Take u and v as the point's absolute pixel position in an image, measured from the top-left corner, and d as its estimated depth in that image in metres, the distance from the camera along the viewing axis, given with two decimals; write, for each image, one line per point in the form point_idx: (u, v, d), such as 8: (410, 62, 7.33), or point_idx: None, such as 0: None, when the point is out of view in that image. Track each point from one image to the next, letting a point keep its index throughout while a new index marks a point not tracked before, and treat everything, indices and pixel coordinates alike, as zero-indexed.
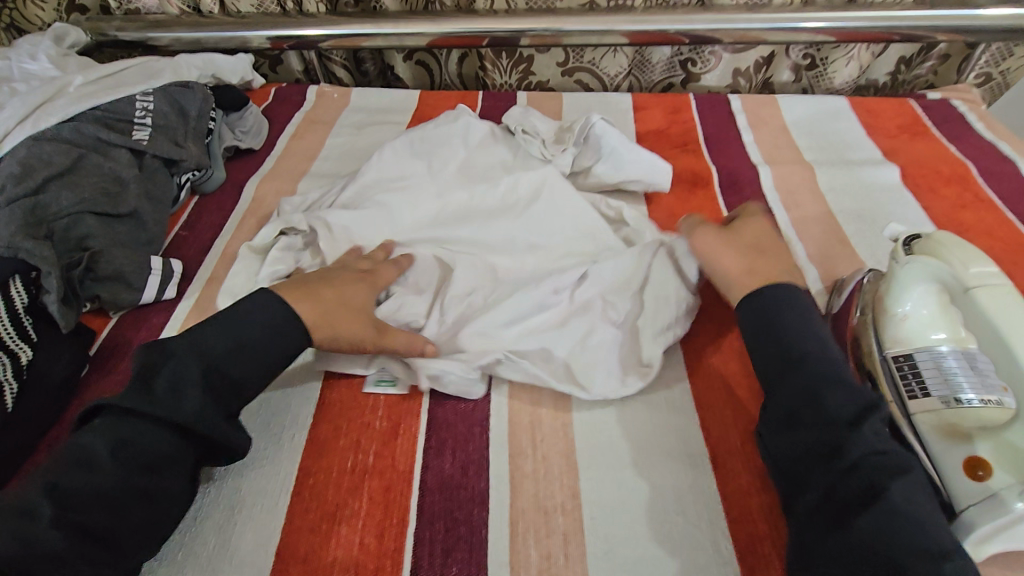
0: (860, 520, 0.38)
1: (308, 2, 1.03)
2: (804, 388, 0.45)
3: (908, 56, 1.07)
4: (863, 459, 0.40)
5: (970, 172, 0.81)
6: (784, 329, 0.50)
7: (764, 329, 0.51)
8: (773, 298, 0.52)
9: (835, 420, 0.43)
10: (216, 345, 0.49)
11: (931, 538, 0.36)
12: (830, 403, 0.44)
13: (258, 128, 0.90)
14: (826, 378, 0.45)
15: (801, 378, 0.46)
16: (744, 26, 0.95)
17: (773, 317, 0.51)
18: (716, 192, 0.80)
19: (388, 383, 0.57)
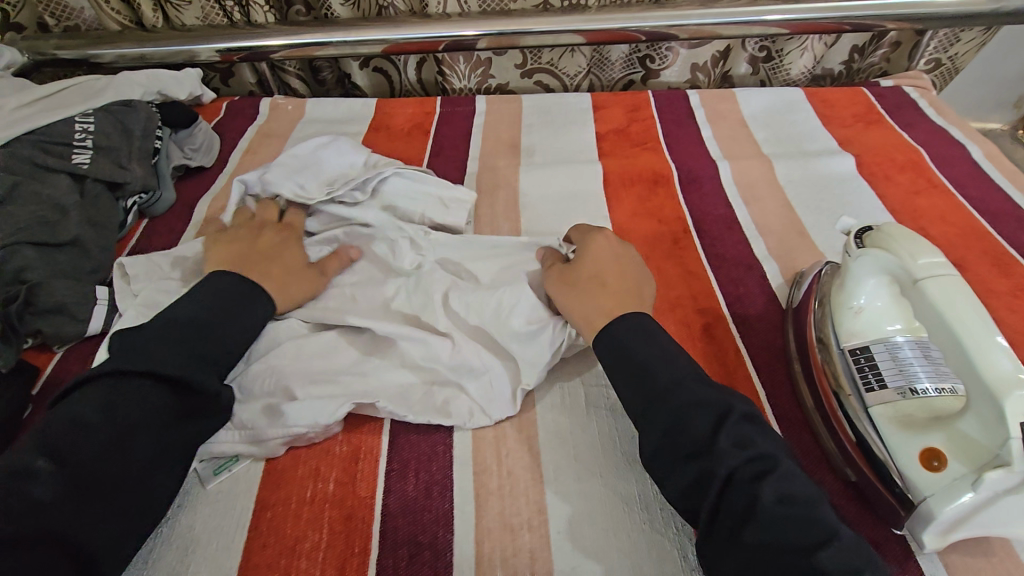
0: (749, 536, 0.37)
1: (255, 12, 1.00)
2: (672, 414, 0.43)
3: (861, 45, 1.08)
4: (736, 472, 0.40)
5: (923, 159, 0.82)
6: (641, 356, 0.47)
7: (620, 361, 0.48)
8: (623, 332, 0.49)
9: (696, 441, 0.41)
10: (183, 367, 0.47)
11: (813, 530, 0.36)
12: (694, 425, 0.42)
13: (209, 144, 0.87)
14: (683, 403, 0.43)
15: (669, 407, 0.43)
16: (698, 22, 0.96)
17: (625, 347, 0.48)
18: (677, 190, 0.79)
19: (229, 464, 0.52)
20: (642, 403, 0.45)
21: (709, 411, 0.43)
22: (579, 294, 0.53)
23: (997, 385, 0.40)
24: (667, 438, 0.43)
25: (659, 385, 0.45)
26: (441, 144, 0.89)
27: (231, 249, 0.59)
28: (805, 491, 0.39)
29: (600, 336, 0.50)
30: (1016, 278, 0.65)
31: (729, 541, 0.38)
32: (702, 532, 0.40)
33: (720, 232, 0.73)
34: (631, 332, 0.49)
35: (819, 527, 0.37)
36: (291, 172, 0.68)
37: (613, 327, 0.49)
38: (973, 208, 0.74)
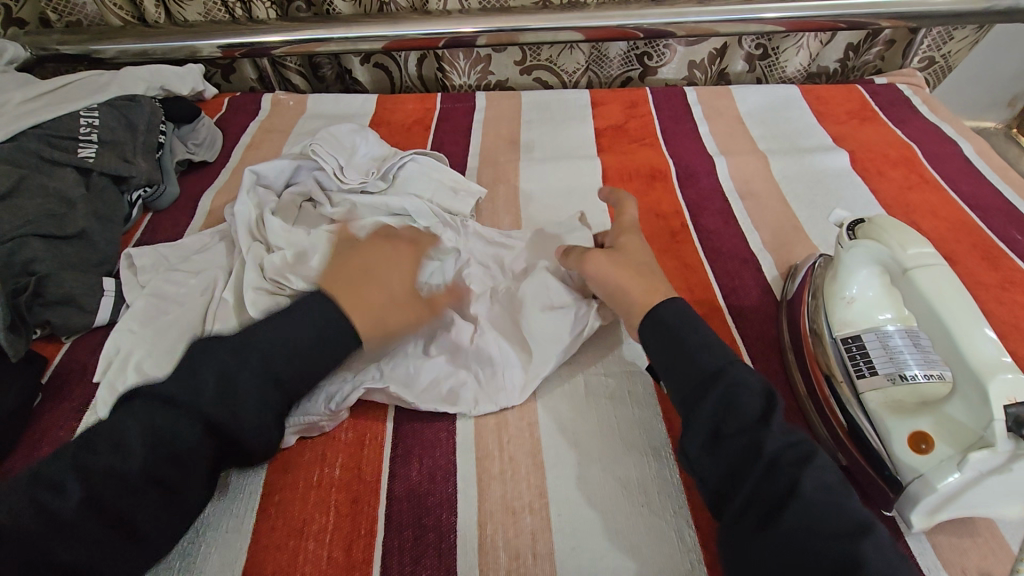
0: (786, 516, 0.38)
1: (257, 9, 1.01)
2: (717, 395, 0.44)
3: (856, 43, 1.10)
4: (780, 455, 0.41)
5: (915, 155, 0.84)
6: (688, 339, 0.49)
7: (665, 339, 0.49)
8: (676, 312, 0.51)
9: (747, 422, 0.43)
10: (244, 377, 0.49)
11: (848, 516, 0.37)
12: (746, 407, 0.43)
13: (212, 139, 0.88)
14: (735, 385, 0.44)
15: (716, 388, 0.44)
16: (695, 20, 0.97)
17: (674, 328, 0.50)
18: (675, 185, 0.81)
19: None
20: (691, 386, 0.46)
21: (761, 396, 0.44)
22: (612, 275, 0.56)
23: (982, 369, 0.42)
24: (710, 418, 0.44)
25: (708, 367, 0.46)
26: (442, 140, 0.90)
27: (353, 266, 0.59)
28: (839, 481, 0.40)
29: (649, 314, 0.51)
30: (1004, 270, 0.66)
31: (764, 521, 0.39)
32: (736, 515, 0.40)
33: (717, 226, 0.74)
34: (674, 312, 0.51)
35: (852, 513, 0.37)
36: (333, 149, 0.74)
37: (660, 308, 0.51)
38: (964, 203, 0.76)
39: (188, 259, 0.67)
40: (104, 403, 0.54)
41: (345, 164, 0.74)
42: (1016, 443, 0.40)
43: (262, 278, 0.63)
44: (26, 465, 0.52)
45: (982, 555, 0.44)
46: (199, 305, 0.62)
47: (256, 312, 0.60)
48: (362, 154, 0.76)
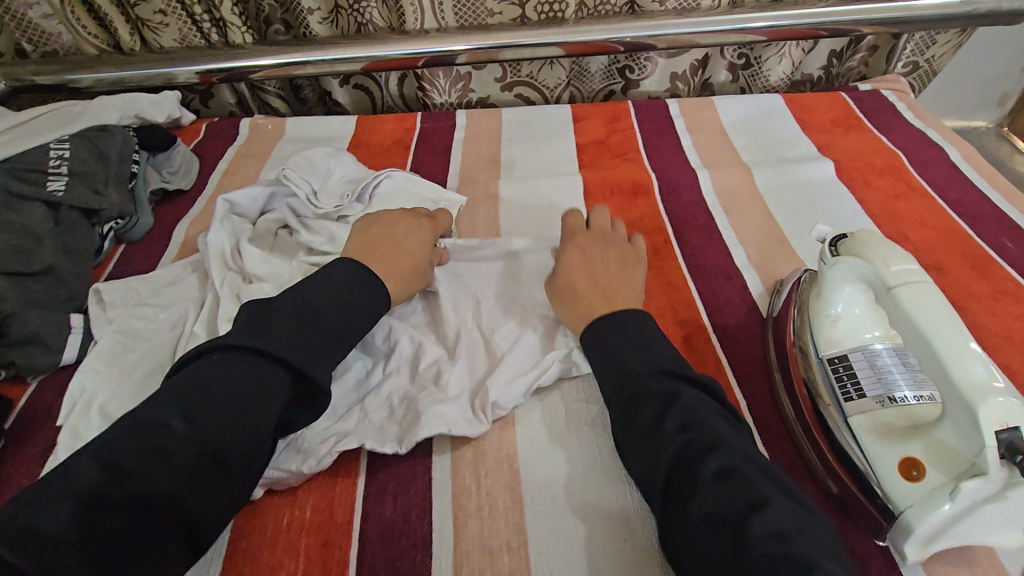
0: (693, 510, 0.37)
1: (234, 33, 1.00)
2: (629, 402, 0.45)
3: (838, 50, 1.09)
4: (682, 450, 0.40)
5: (901, 162, 0.82)
6: (611, 349, 0.50)
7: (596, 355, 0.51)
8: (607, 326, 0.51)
9: (643, 425, 0.43)
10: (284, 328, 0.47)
11: (742, 497, 0.36)
12: (646, 409, 0.44)
13: (187, 167, 0.87)
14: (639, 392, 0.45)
15: (623, 397, 0.46)
16: (675, 32, 0.96)
17: (604, 344, 0.50)
18: (658, 200, 0.79)
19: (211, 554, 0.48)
20: (609, 395, 0.47)
21: (661, 397, 0.44)
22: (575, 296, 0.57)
23: (971, 394, 0.40)
24: (625, 425, 0.45)
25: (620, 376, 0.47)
26: (422, 160, 0.89)
27: (372, 231, 0.61)
28: (748, 462, 0.38)
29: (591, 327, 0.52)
30: (995, 280, 0.65)
31: (679, 518, 0.38)
32: (659, 514, 0.40)
33: (700, 241, 0.73)
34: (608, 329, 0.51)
35: (748, 495, 0.36)
36: (306, 174, 0.73)
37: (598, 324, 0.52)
38: (952, 210, 0.74)
39: (158, 292, 0.66)
40: (65, 448, 0.52)
41: (318, 189, 0.73)
42: (1011, 472, 0.38)
43: (240, 309, 0.62)
44: None
45: None
46: (169, 340, 0.60)
47: None
48: (338, 177, 0.76)
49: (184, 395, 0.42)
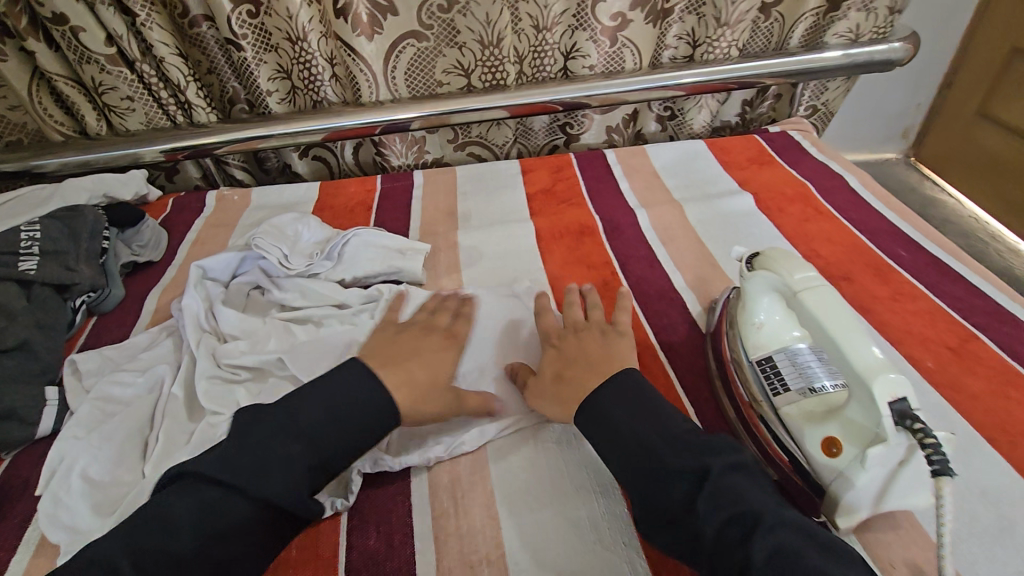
0: None
1: (197, 113, 1.06)
2: (648, 490, 0.47)
3: (749, 99, 1.24)
4: (745, 525, 0.41)
5: (809, 191, 0.94)
6: (621, 432, 0.51)
7: (601, 434, 0.52)
8: (606, 402, 0.53)
9: (675, 503, 0.45)
10: (181, 512, 0.46)
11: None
12: (732, 485, 0.44)
13: (156, 239, 0.90)
14: (670, 469, 0.47)
15: (698, 476, 0.45)
16: (605, 91, 1.08)
17: (616, 427, 0.52)
18: (602, 238, 0.88)
19: None
20: (675, 474, 0.46)
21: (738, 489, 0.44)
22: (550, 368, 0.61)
23: (865, 372, 0.46)
24: (646, 508, 0.47)
25: (649, 476, 0.48)
26: (383, 218, 0.95)
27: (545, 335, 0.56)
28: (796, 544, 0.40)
29: (585, 406, 0.54)
30: (895, 284, 0.74)
31: None
32: None
33: (642, 271, 0.81)
34: (627, 421, 0.52)
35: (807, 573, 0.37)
36: (276, 240, 0.77)
37: (608, 391, 0.54)
38: (855, 229, 0.85)
39: (134, 358, 0.69)
40: (48, 514, 0.53)
41: (289, 252, 0.77)
42: (906, 435, 0.44)
43: (216, 366, 0.65)
44: None
45: (906, 546, 0.48)
46: (147, 404, 0.63)
47: (208, 403, 0.61)
48: (306, 239, 0.80)
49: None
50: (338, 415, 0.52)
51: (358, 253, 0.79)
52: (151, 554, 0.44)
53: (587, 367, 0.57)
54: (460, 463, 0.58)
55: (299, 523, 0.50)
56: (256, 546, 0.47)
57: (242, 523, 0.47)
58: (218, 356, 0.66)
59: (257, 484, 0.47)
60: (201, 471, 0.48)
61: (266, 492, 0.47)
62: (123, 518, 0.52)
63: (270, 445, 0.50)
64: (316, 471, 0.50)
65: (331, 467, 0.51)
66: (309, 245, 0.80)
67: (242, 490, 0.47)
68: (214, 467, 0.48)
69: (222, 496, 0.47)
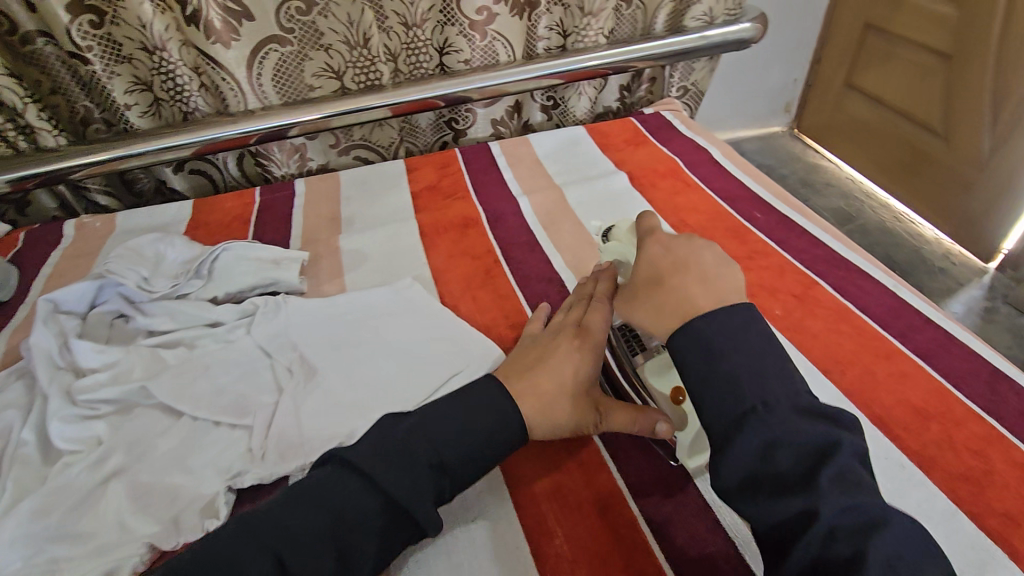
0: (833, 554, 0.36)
1: (43, 137, 0.98)
2: (760, 441, 0.41)
3: (626, 84, 1.30)
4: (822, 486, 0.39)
5: (678, 166, 1.00)
6: (726, 368, 0.45)
7: (703, 367, 0.46)
8: (714, 330, 0.47)
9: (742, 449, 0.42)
10: (302, 518, 0.44)
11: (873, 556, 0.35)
12: (799, 442, 0.41)
13: (3, 278, 0.82)
14: (748, 411, 0.43)
15: (769, 427, 0.42)
16: (482, 85, 1.11)
17: (708, 354, 0.46)
18: (486, 228, 0.89)
19: None
20: (746, 419, 0.43)
21: (815, 445, 0.41)
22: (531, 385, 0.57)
23: None
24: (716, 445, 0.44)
25: (759, 434, 0.42)
26: (264, 230, 0.92)
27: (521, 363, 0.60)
28: (876, 513, 0.38)
29: (682, 334, 0.48)
30: (750, 243, 0.81)
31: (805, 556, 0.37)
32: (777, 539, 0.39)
33: (524, 255, 0.83)
34: (744, 354, 0.45)
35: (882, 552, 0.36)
36: (132, 263, 0.73)
37: (698, 325, 0.47)
38: (718, 197, 0.92)
39: None
40: None
41: (149, 275, 0.73)
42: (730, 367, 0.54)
43: (71, 405, 0.61)
44: None
45: None
46: None
47: (65, 445, 0.58)
48: (171, 260, 0.76)
49: None
50: (480, 414, 0.53)
51: (229, 268, 0.76)
52: (264, 534, 0.43)
53: (670, 297, 0.51)
54: None
55: (419, 534, 0.48)
56: (371, 548, 0.45)
57: (366, 514, 0.46)
58: (74, 393, 0.61)
59: (395, 479, 0.47)
60: (350, 458, 0.48)
61: (392, 486, 0.46)
62: None
63: (412, 441, 0.49)
64: (441, 472, 0.49)
65: (455, 467, 0.50)
66: (175, 266, 0.75)
67: (378, 486, 0.46)
68: (371, 450, 0.48)
69: (336, 497, 0.46)
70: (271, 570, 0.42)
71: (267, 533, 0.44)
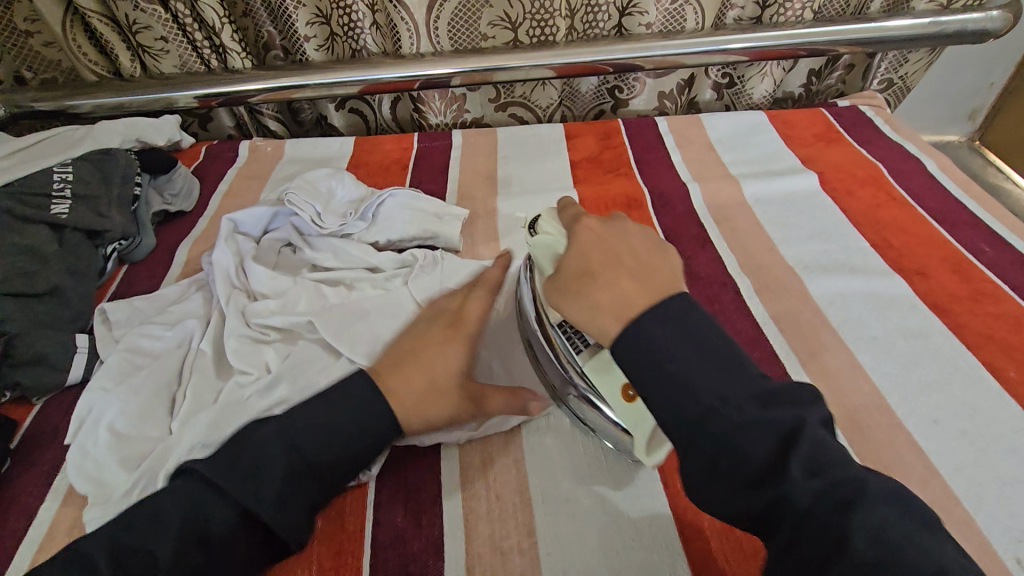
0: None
1: (232, 58, 1.02)
2: (725, 442, 0.36)
3: (817, 68, 1.14)
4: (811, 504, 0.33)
5: (881, 173, 0.86)
6: (672, 368, 0.39)
7: (648, 372, 0.40)
8: (648, 331, 0.40)
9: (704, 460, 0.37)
10: (170, 517, 0.44)
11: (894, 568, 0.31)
12: (760, 450, 0.35)
13: (188, 189, 0.88)
14: (703, 414, 0.37)
15: (721, 430, 0.36)
16: (661, 53, 1.00)
17: (656, 356, 0.40)
18: (650, 213, 0.82)
19: None
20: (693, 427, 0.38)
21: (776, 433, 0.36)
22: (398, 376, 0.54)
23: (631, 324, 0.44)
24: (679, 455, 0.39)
25: (717, 439, 0.36)
26: (420, 178, 0.91)
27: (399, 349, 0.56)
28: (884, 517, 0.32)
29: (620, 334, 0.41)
30: (974, 282, 0.68)
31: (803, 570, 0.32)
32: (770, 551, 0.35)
33: (694, 251, 0.75)
34: (684, 351, 0.40)
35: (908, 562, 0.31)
36: (309, 197, 0.74)
37: (641, 323, 0.41)
38: (931, 218, 0.78)
39: (164, 310, 0.67)
40: (76, 465, 0.53)
41: (322, 211, 0.74)
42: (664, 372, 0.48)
43: (245, 325, 0.63)
44: None
45: None
46: (175, 358, 0.61)
47: (237, 361, 0.60)
48: (340, 197, 0.77)
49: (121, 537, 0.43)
50: (343, 421, 0.50)
51: (391, 215, 0.76)
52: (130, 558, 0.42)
53: (605, 297, 0.43)
54: (491, 443, 0.55)
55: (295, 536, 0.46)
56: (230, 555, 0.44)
57: (227, 529, 0.44)
58: (248, 312, 0.64)
59: (248, 487, 0.45)
60: (206, 467, 0.46)
61: (250, 498, 0.45)
62: (149, 476, 0.51)
63: (268, 448, 0.47)
64: (302, 475, 0.47)
65: (312, 473, 0.48)
66: (343, 203, 0.77)
67: (233, 494, 0.45)
68: (211, 467, 0.46)
69: (196, 498, 0.45)
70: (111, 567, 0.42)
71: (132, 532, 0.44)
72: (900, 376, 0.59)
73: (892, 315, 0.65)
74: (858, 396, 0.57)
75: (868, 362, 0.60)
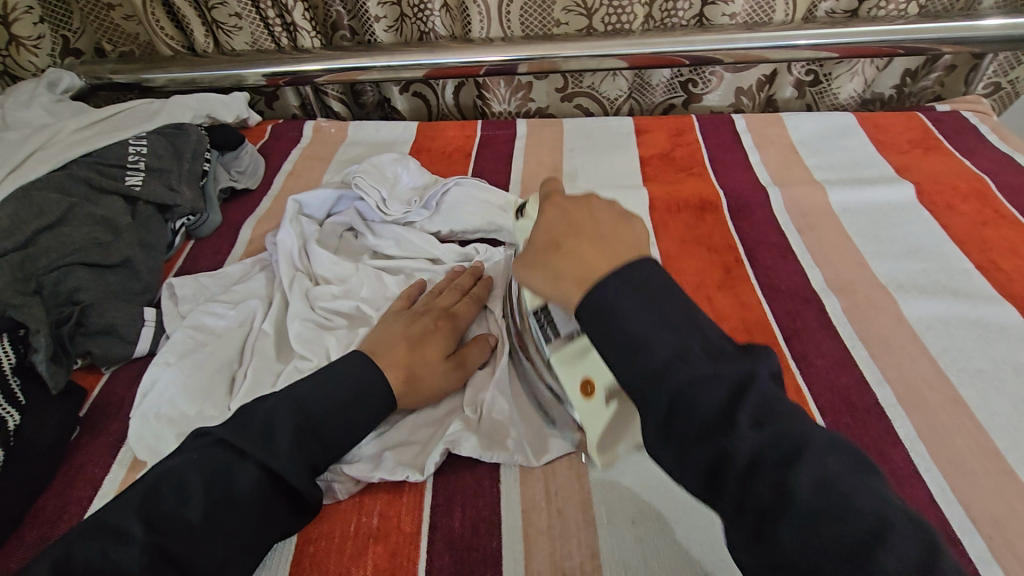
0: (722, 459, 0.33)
1: (302, 37, 1.02)
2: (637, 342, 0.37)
3: (913, 69, 1.05)
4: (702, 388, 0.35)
5: (988, 187, 0.78)
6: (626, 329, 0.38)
7: (605, 334, 0.39)
8: (610, 287, 0.39)
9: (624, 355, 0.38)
10: (194, 481, 0.43)
11: (776, 441, 0.33)
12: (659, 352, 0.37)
13: (254, 167, 0.88)
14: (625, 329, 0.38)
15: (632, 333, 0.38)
16: (745, 46, 0.94)
17: (607, 310, 0.39)
18: (727, 217, 0.77)
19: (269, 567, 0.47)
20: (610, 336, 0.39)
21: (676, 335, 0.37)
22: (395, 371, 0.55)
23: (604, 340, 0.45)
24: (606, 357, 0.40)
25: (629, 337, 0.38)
26: (483, 167, 0.89)
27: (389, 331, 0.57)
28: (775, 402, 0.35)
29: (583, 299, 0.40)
30: None
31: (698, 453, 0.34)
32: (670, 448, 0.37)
33: (775, 262, 0.70)
34: (631, 317, 0.38)
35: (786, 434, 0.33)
36: (376, 181, 0.73)
37: (598, 285, 0.39)
38: None
39: (229, 289, 0.67)
40: (138, 436, 0.54)
41: (387, 197, 0.72)
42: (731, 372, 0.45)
43: (310, 310, 0.62)
44: (61, 502, 0.52)
45: None
46: (238, 337, 0.61)
47: (299, 347, 0.59)
48: (405, 184, 0.75)
49: (150, 504, 0.41)
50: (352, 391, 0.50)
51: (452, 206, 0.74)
52: (162, 518, 0.41)
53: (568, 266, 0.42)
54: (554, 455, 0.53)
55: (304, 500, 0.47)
56: (251, 521, 0.43)
57: (251, 491, 0.44)
58: (311, 298, 0.63)
59: (262, 447, 0.45)
60: (224, 432, 0.46)
61: (269, 457, 0.44)
62: None
63: (276, 408, 0.47)
64: (312, 436, 0.47)
65: (325, 438, 0.48)
66: (405, 190, 0.75)
67: (249, 455, 0.44)
68: (233, 429, 0.46)
69: (216, 464, 0.44)
70: (141, 534, 0.40)
71: (151, 500, 0.42)
72: (1011, 418, 0.53)
73: (1001, 348, 0.59)
74: (962, 436, 0.52)
75: (973, 399, 0.55)
